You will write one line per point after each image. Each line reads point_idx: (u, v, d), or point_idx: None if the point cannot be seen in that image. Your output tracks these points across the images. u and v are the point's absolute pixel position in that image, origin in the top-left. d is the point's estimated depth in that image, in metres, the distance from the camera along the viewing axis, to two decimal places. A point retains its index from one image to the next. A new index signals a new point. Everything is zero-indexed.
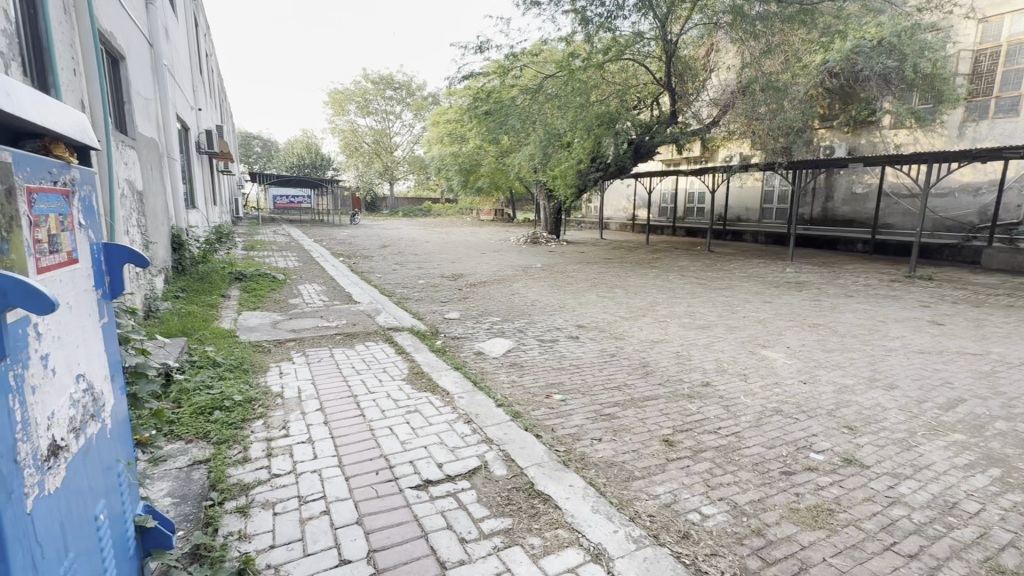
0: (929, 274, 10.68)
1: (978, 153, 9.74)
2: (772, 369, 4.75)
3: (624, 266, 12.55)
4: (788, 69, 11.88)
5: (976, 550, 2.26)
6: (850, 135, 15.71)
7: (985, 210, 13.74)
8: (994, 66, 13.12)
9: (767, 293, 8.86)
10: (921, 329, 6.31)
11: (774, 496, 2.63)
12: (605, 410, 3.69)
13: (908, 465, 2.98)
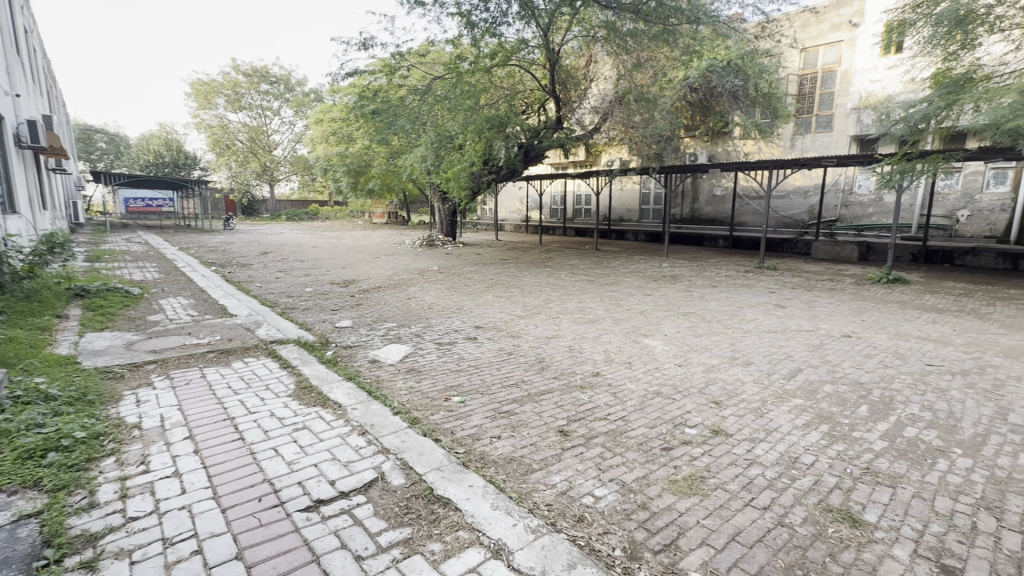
0: (773, 265, 12.45)
1: (804, 161, 11.57)
2: (653, 355, 5.20)
3: (519, 266, 12.89)
4: (657, 82, 13.08)
5: (813, 495, 2.68)
6: (709, 143, 17.76)
7: (812, 210, 16.43)
8: (814, 89, 15.73)
9: (647, 286, 9.69)
10: (768, 312, 7.36)
11: (656, 472, 2.88)
12: (503, 407, 3.76)
13: (761, 430, 3.45)
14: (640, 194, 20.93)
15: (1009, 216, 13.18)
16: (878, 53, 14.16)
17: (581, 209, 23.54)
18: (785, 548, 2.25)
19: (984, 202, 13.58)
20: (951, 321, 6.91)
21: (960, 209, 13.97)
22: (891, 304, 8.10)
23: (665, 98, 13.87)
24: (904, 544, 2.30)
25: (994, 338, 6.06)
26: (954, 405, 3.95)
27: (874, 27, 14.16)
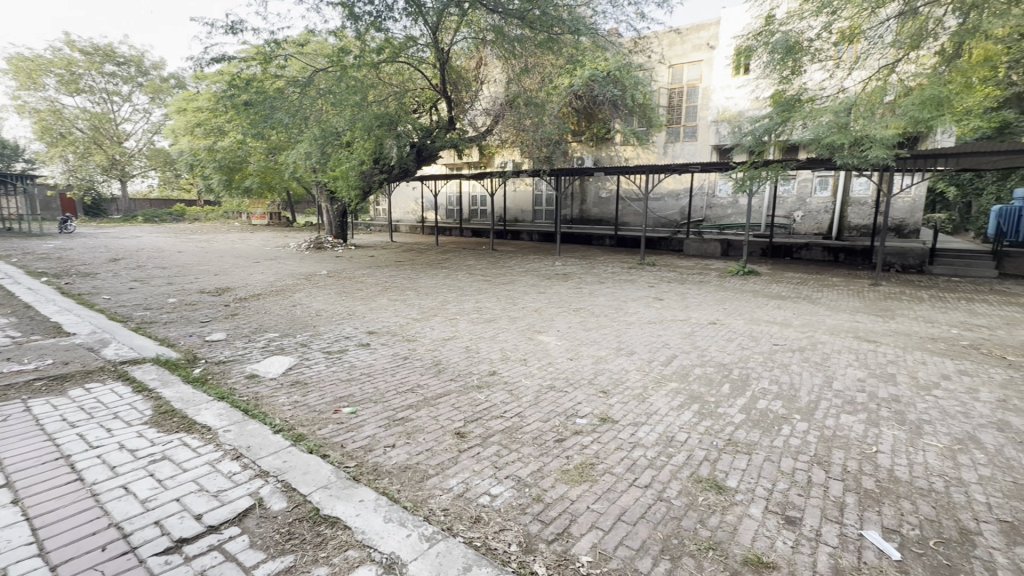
0: (653, 261, 13.59)
1: (675, 167, 12.80)
2: (547, 351, 5.38)
3: (415, 268, 12.60)
4: (544, 87, 13.57)
5: (686, 469, 2.96)
6: (594, 148, 18.88)
7: (683, 211, 18.30)
8: (681, 102, 17.44)
9: (541, 284, 10.04)
10: (648, 304, 8.02)
11: (549, 463, 2.98)
12: (398, 415, 3.63)
13: (642, 414, 3.74)
14: (533, 196, 21.65)
15: (831, 216, 15.82)
16: (730, 74, 16.14)
17: (477, 210, 23.74)
18: (663, 520, 2.45)
19: (812, 205, 16.13)
20: (791, 306, 8.11)
21: (795, 210, 16.44)
22: (747, 293, 9.28)
23: (552, 103, 14.47)
24: (758, 503, 2.63)
25: (821, 318, 7.23)
26: (794, 378, 4.63)
27: (725, 51, 16.16)
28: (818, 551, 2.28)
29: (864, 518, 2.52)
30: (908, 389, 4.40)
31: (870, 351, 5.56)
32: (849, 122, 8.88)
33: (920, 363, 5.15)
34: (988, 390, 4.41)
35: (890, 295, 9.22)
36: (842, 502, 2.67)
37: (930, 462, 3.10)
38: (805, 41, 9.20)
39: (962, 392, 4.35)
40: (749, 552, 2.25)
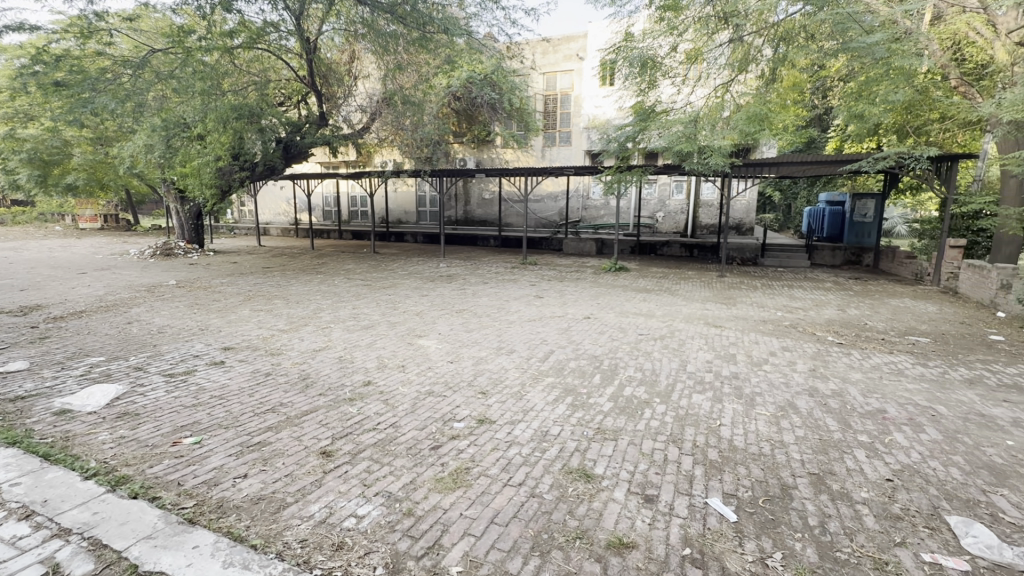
0: (535, 261, 14.09)
1: (551, 170, 13.37)
2: (426, 356, 5.25)
3: (286, 274, 11.59)
4: (421, 86, 13.27)
5: (558, 462, 3.05)
6: (475, 150, 19.00)
7: (561, 212, 19.33)
8: (556, 108, 18.36)
9: (424, 287, 9.81)
10: (529, 303, 8.25)
11: (423, 473, 2.87)
12: (253, 440, 3.24)
13: (519, 412, 3.80)
14: (416, 197, 21.22)
15: (686, 217, 17.83)
16: (598, 84, 17.20)
17: (358, 211, 22.65)
18: (534, 517, 2.49)
19: (671, 206, 18.01)
20: (654, 298, 8.91)
21: (657, 212, 18.22)
22: (618, 288, 10.00)
23: (430, 102, 14.27)
24: (621, 487, 2.79)
25: (679, 308, 8.04)
26: (656, 364, 5.05)
27: (592, 64, 17.22)
28: (671, 524, 2.47)
29: (709, 488, 2.81)
30: (745, 366, 5.05)
31: (717, 335, 6.29)
32: (696, 132, 10.05)
33: (754, 343, 5.95)
34: (803, 362, 5.23)
35: (733, 285, 10.58)
36: (692, 475, 2.94)
37: (760, 429, 3.57)
38: (658, 58, 10.04)
39: (785, 366, 5.11)
40: (613, 536, 2.37)
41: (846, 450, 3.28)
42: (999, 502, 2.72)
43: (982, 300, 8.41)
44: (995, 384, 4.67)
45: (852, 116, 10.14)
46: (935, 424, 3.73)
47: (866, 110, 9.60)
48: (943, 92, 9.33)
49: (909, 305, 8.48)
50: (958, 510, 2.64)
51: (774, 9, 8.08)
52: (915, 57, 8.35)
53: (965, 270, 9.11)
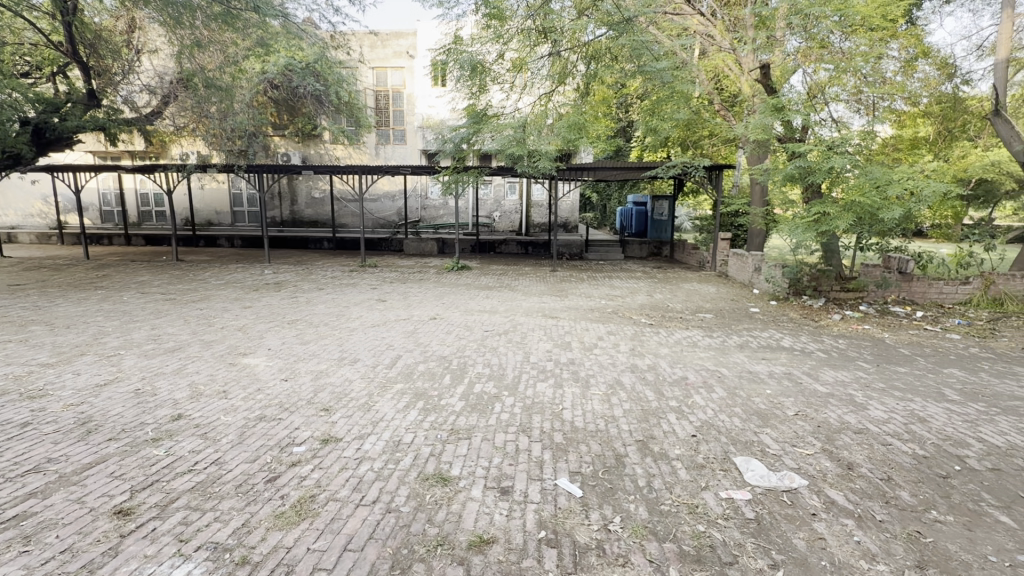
0: (374, 262, 13.64)
1: (386, 168, 12.90)
2: (254, 376, 4.62)
3: (47, 292, 9.13)
4: (231, 71, 11.65)
5: (413, 470, 2.96)
6: (300, 144, 17.37)
7: (400, 212, 18.96)
8: (387, 105, 17.83)
9: (245, 297, 8.65)
10: (372, 308, 7.87)
11: (259, 512, 2.52)
12: (5, 515, 2.46)
13: (368, 424, 3.59)
14: (229, 196, 18.62)
15: (520, 216, 18.99)
16: (429, 84, 17.06)
17: (150, 211, 18.94)
18: (392, 534, 2.37)
19: (506, 206, 18.97)
20: (497, 294, 9.29)
21: (494, 211, 19.05)
22: (461, 286, 10.16)
23: (242, 89, 12.89)
24: (478, 484, 2.82)
25: (519, 303, 8.49)
26: (502, 359, 5.25)
27: (422, 62, 17.04)
28: (526, 511, 2.59)
29: (558, 469, 3.02)
30: (579, 352, 5.56)
31: (554, 326, 6.81)
32: (525, 138, 11.09)
33: (585, 330, 6.60)
34: (624, 343, 5.98)
35: (564, 278, 11.57)
36: (541, 460, 3.13)
37: (596, 408, 3.97)
38: (487, 64, 10.38)
39: (611, 348, 5.77)
40: (473, 535, 2.38)
41: (662, 416, 3.84)
42: (766, 439, 3.47)
43: (744, 281, 10.63)
44: (756, 346, 5.95)
45: (649, 129, 11.88)
46: (720, 383, 4.61)
47: (658, 124, 11.40)
48: (710, 115, 11.53)
49: (696, 287, 10.31)
50: (742, 452, 3.29)
51: (584, 29, 8.71)
52: (690, 84, 10.29)
53: (731, 258, 11.40)
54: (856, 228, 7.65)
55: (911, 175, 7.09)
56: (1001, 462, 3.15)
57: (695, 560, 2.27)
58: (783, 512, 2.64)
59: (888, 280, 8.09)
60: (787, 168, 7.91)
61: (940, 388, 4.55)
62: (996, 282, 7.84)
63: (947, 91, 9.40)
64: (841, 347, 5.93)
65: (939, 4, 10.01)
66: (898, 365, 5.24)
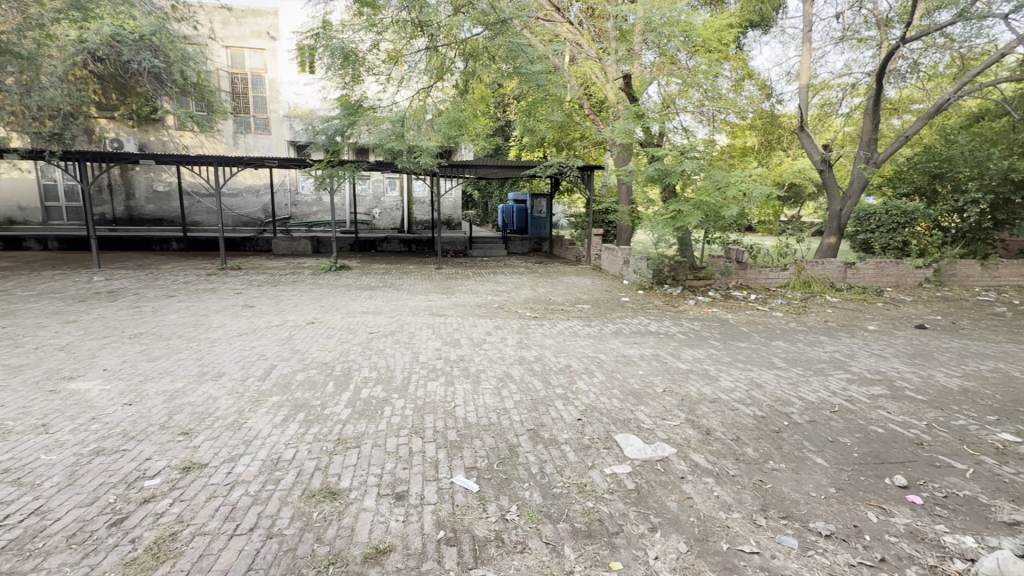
0: (237, 264, 12.26)
1: (247, 160, 11.60)
2: (86, 402, 3.89)
3: None
4: (37, 38, 9.55)
5: (296, 489, 2.72)
6: (136, 129, 14.94)
7: (266, 208, 17.31)
8: (246, 90, 16.12)
9: (69, 310, 7.21)
10: (237, 314, 7.07)
11: (101, 564, 2.12)
12: None
13: (240, 445, 3.22)
14: (40, 188, 15.37)
15: (401, 213, 18.47)
16: (296, 70, 15.93)
17: None
18: (275, 561, 2.16)
19: (386, 203, 18.34)
20: (380, 294, 8.94)
21: (373, 208, 18.32)
22: (341, 287, 9.62)
23: (51, 58, 10.62)
24: (370, 493, 2.69)
25: (404, 302, 8.25)
26: (389, 360, 5.07)
27: (287, 44, 15.76)
28: (423, 513, 2.54)
29: (453, 467, 3.00)
30: (468, 349, 5.58)
31: (442, 324, 6.74)
32: (403, 132, 10.64)
33: (473, 326, 6.66)
34: (511, 337, 6.15)
35: (449, 275, 11.52)
36: (436, 460, 3.09)
37: (487, 402, 4.03)
38: (360, 53, 9.84)
39: (499, 342, 5.88)
40: (368, 547, 2.27)
41: (550, 403, 4.03)
42: (640, 415, 3.82)
43: (614, 274, 11.56)
44: (629, 332, 6.53)
45: (526, 129, 12.35)
46: (600, 368, 4.98)
47: (535, 124, 11.87)
48: (581, 118, 12.28)
49: (574, 281, 10.97)
50: (621, 429, 3.58)
51: (460, 27, 8.67)
52: (562, 88, 10.88)
53: (604, 253, 12.32)
54: (704, 225, 8.72)
55: (744, 179, 8.27)
56: (815, 414, 3.86)
57: (587, 535, 2.42)
58: (658, 479, 2.94)
59: (730, 268, 9.39)
60: (648, 169, 8.70)
61: (771, 357, 5.42)
62: (806, 267, 9.51)
63: (767, 108, 11.13)
64: (696, 328, 6.76)
65: (759, 35, 11.81)
66: (740, 340, 6.14)
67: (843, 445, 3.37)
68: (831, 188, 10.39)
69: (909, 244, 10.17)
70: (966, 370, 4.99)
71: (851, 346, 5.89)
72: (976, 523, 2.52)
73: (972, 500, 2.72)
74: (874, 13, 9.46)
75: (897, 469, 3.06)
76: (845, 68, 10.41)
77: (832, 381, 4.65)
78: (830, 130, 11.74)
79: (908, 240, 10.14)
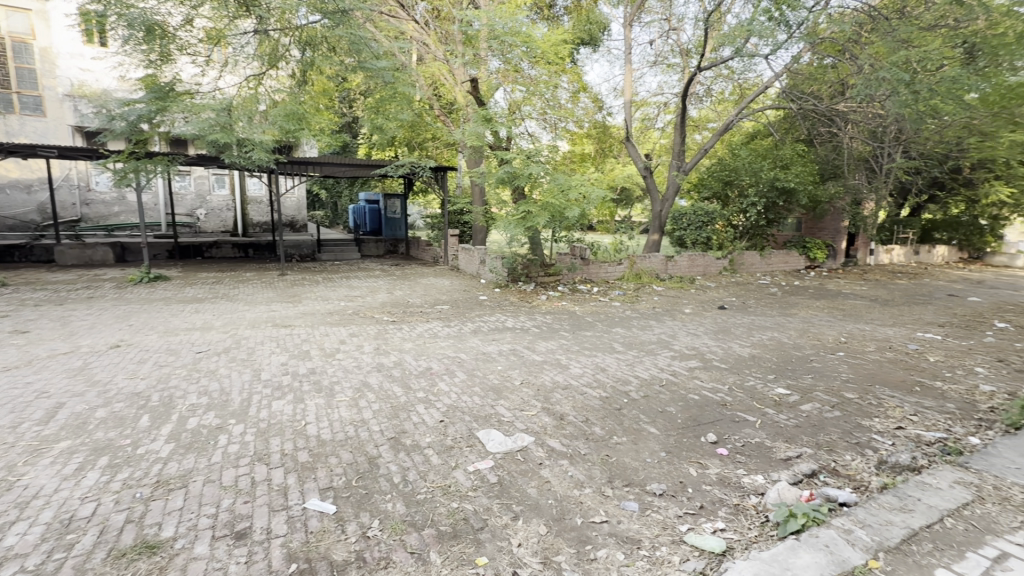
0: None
1: (10, 147, 9.16)
2: None
3: None
4: None
5: (97, 552, 2.23)
6: None
7: (43, 208, 13.91)
8: (4, 59, 12.68)
9: None
10: (2, 343, 5.52)
11: None
12: None
13: (10, 510, 2.52)
14: None
15: (233, 214, 16.39)
16: (78, 40, 13.26)
17: None
18: None
19: (213, 202, 16.11)
20: (209, 307, 7.78)
21: (197, 208, 15.94)
22: (157, 301, 8.17)
23: None
24: (202, 538, 2.33)
25: (241, 315, 7.31)
26: (224, 382, 4.44)
27: (65, 7, 12.94)
28: (271, 549, 2.28)
29: (305, 491, 2.75)
30: (320, 360, 5.16)
31: (288, 335, 6.13)
32: (231, 123, 9.42)
33: (325, 335, 6.20)
34: (368, 344, 5.86)
35: (295, 282, 10.55)
36: (285, 486, 2.80)
37: (343, 415, 3.78)
38: (169, 29, 8.43)
39: (354, 351, 5.56)
40: None
41: (410, 409, 3.93)
42: (500, 410, 3.94)
43: (472, 273, 11.77)
44: (487, 330, 6.70)
45: (374, 127, 11.88)
46: (460, 368, 5.01)
47: (384, 122, 11.50)
48: (432, 119, 12.25)
49: (432, 282, 10.90)
50: (482, 426, 3.65)
51: (295, 12, 8.01)
52: (411, 87, 10.67)
53: (461, 253, 12.47)
54: (551, 225, 9.34)
55: (583, 183, 9.04)
56: (647, 389, 4.41)
57: (452, 536, 2.42)
58: (518, 469, 3.06)
59: (575, 264, 10.27)
60: (499, 172, 9.08)
61: (611, 343, 6.05)
62: (637, 261, 10.85)
63: (600, 119, 12.38)
64: (548, 322, 7.22)
65: (589, 52, 13.04)
66: (586, 330, 6.73)
67: (670, 414, 3.90)
68: (653, 192, 11.96)
69: (711, 239, 12.36)
70: (753, 340, 6.17)
71: (673, 328, 6.86)
72: (764, 463, 3.13)
73: (760, 445, 3.37)
74: (677, 43, 11.14)
75: (710, 428, 3.65)
76: (658, 88, 12.06)
77: (660, 359, 5.36)
78: (649, 141, 13.50)
79: (710, 236, 12.34)
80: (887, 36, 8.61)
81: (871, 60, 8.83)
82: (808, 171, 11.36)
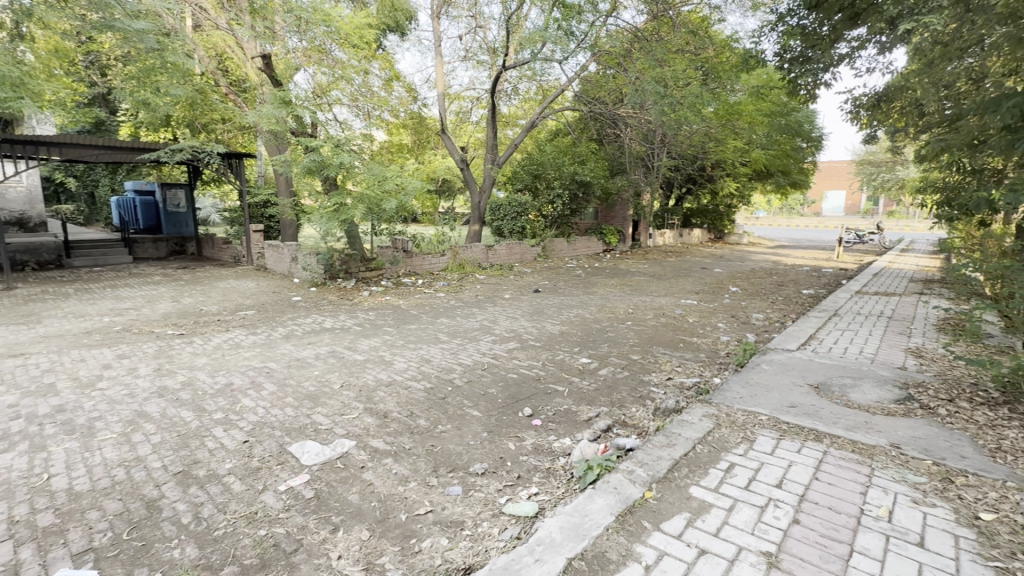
0: None
1: None
2: None
3: None
4: None
5: None
6: None
7: None
8: None
9: None
10: None
11: None
12: None
13: None
14: None
15: None
16: None
17: None
18: None
19: None
20: None
21: None
22: None
23: None
24: None
25: None
26: None
27: None
28: None
29: (49, 562, 2.16)
30: (72, 394, 4.08)
31: (18, 367, 4.69)
32: None
33: (79, 361, 4.93)
34: (145, 365, 4.85)
35: (30, 296, 8.13)
36: (16, 564, 2.15)
37: (108, 457, 3.06)
38: None
39: (124, 376, 4.54)
40: None
41: (205, 434, 3.38)
42: (317, 418, 3.66)
43: (282, 272, 10.63)
44: (301, 333, 6.14)
45: (138, 102, 9.79)
46: (269, 378, 4.50)
47: (150, 96, 9.50)
48: (218, 97, 10.57)
49: (233, 284, 9.53)
50: (296, 438, 3.34)
51: None
52: (184, 57, 8.92)
53: (267, 251, 11.15)
54: (369, 217, 8.93)
55: (399, 174, 8.83)
56: (471, 375, 4.58)
57: (259, 567, 2.16)
58: (338, 477, 2.88)
59: (397, 257, 10.02)
60: (305, 161, 8.31)
61: (436, 333, 6.10)
62: (459, 252, 11.14)
63: (415, 110, 11.99)
64: (371, 318, 6.94)
65: (397, 40, 12.73)
66: (410, 323, 6.65)
67: (491, 395, 4.11)
68: (471, 184, 12.28)
69: (525, 229, 13.16)
70: (562, 318, 6.86)
71: (493, 313, 7.23)
72: (570, 427, 3.52)
73: (567, 412, 3.77)
74: (484, 41, 11.59)
75: (526, 403, 3.95)
76: (470, 83, 12.40)
77: (482, 344, 5.60)
78: (465, 134, 13.84)
79: (524, 225, 13.12)
80: (649, 54, 10.23)
81: (638, 74, 10.38)
82: (600, 166, 13.14)
